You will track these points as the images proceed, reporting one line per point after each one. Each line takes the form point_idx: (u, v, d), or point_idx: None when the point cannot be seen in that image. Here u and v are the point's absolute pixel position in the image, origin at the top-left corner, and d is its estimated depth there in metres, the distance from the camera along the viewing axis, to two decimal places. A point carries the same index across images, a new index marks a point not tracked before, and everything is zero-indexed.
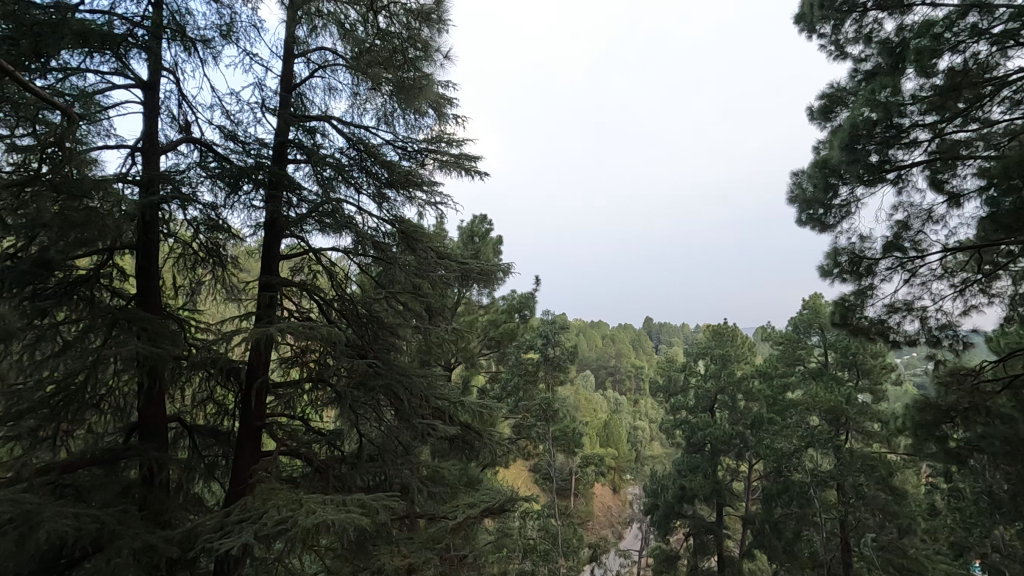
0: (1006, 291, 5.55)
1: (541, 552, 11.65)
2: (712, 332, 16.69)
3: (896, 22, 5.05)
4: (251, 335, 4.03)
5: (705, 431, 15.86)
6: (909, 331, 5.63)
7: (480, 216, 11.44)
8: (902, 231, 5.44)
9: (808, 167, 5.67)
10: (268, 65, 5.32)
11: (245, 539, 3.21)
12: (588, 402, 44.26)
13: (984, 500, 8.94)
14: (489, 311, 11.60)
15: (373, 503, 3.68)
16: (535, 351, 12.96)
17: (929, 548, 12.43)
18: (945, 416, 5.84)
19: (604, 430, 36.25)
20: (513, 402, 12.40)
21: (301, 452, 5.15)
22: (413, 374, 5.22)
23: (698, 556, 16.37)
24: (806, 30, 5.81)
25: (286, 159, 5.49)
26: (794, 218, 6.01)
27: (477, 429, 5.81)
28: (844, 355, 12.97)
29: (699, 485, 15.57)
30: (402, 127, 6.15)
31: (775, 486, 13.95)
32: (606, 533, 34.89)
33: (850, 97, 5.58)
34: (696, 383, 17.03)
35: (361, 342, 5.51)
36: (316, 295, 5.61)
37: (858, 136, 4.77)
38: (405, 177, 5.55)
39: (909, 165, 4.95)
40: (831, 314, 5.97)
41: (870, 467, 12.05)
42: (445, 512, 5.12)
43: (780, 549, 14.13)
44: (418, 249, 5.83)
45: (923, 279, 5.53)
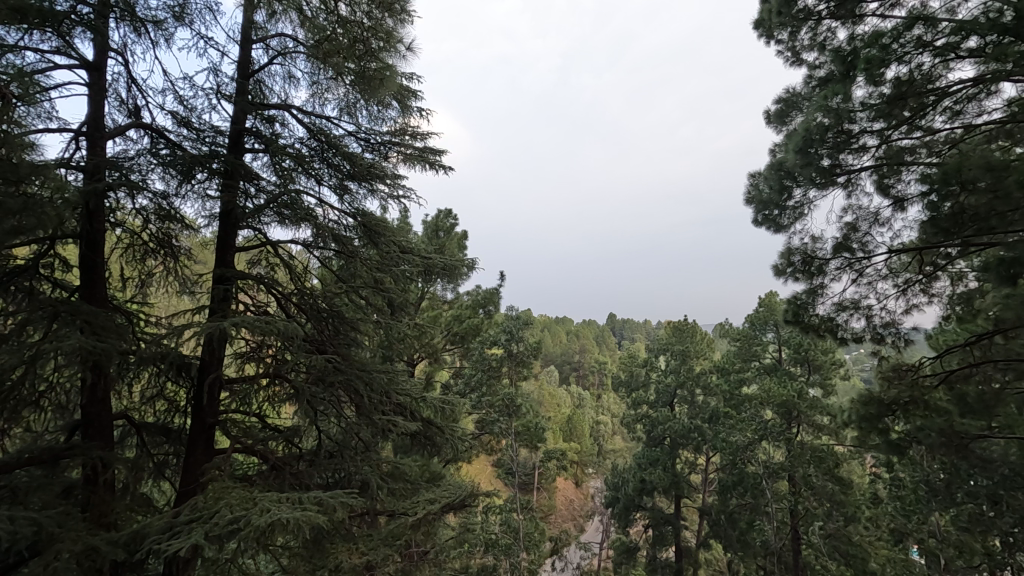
0: (945, 291, 5.89)
1: (503, 546, 11.74)
2: (673, 328, 17.04)
3: (847, 32, 5.28)
4: (203, 329, 3.90)
5: (665, 425, 16.15)
6: (856, 329, 5.89)
7: (445, 211, 11.38)
8: (851, 232, 5.67)
9: (765, 169, 5.84)
10: (224, 50, 5.14)
11: (194, 539, 3.11)
12: (552, 397, 44.62)
13: (922, 489, 9.41)
14: (453, 306, 11.57)
15: (330, 500, 3.61)
16: (499, 347, 12.86)
17: (872, 533, 13.02)
18: (888, 409, 6.04)
19: (568, 426, 36.64)
20: (476, 397, 12.21)
21: (257, 449, 4.98)
22: (373, 369, 5.14)
23: (657, 547, 16.67)
24: (765, 36, 5.99)
25: (243, 148, 5.33)
26: (750, 218, 6.16)
27: (439, 425, 5.78)
28: (797, 351, 13.46)
29: (658, 478, 15.89)
30: (365, 118, 6.06)
31: (731, 477, 14.45)
32: (568, 526, 35.35)
33: (804, 102, 5.80)
34: (657, 378, 17.34)
35: (320, 338, 5.42)
36: (274, 289, 5.46)
37: (812, 141, 4.95)
38: (367, 170, 5.47)
39: (858, 170, 5.16)
40: (785, 312, 6.21)
41: (818, 458, 12.54)
42: (405, 508, 5.03)
43: (735, 539, 14.87)
44: (381, 243, 5.76)
45: (870, 279, 5.77)
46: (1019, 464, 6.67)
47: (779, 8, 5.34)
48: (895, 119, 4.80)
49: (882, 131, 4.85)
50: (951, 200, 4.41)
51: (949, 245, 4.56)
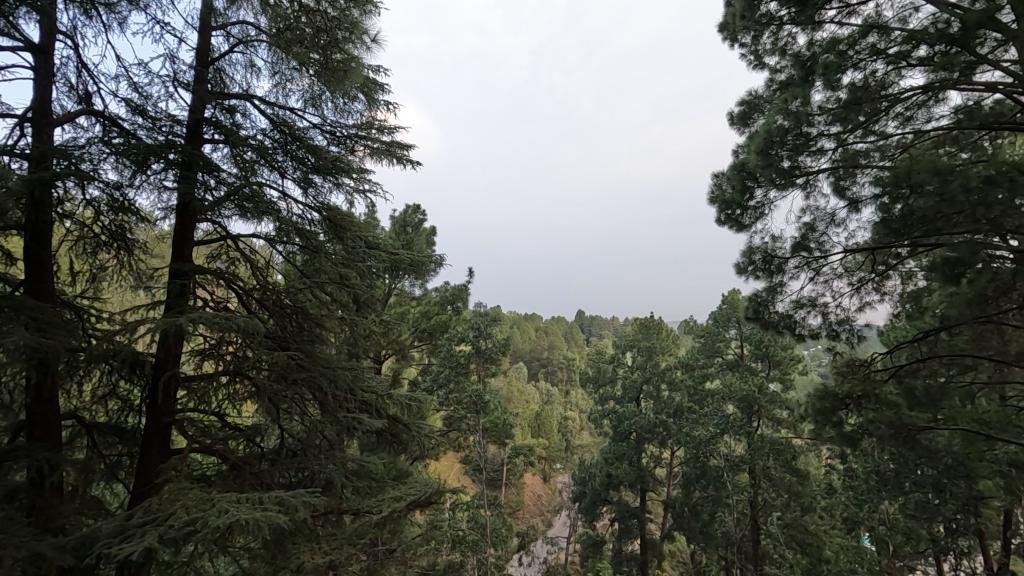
0: (896, 289, 6.14)
1: (470, 543, 11.69)
2: (640, 324, 17.26)
3: (807, 38, 5.46)
4: (157, 325, 3.75)
5: (631, 420, 16.34)
6: (812, 325, 6.10)
7: (413, 206, 11.26)
8: (809, 232, 5.85)
9: (727, 169, 5.97)
10: (181, 36, 4.95)
11: (147, 542, 3.00)
12: (521, 394, 44.76)
13: (874, 479, 9.83)
14: (421, 302, 11.47)
15: (292, 500, 3.55)
16: (467, 344, 12.72)
17: (827, 522, 13.53)
18: (842, 403, 6.28)
19: (536, 422, 36.86)
20: (444, 394, 12.10)
21: (215, 449, 4.83)
22: (337, 366, 5.02)
23: (623, 541, 16.92)
24: (729, 39, 6.13)
25: (201, 139, 5.15)
26: (713, 217, 6.26)
27: (405, 423, 5.72)
28: (758, 347, 13.90)
29: (623, 472, 16.11)
30: (330, 111, 5.96)
31: (694, 470, 14.94)
32: (536, 522, 35.61)
33: (765, 105, 5.97)
34: (624, 374, 17.57)
35: (283, 334, 5.31)
36: (234, 284, 5.30)
37: (772, 142, 5.10)
38: (332, 163, 5.37)
39: (816, 172, 5.31)
40: (746, 309, 6.38)
41: (777, 450, 12.96)
42: (370, 506, 4.94)
43: (698, 531, 15.28)
44: (346, 238, 5.66)
45: (826, 278, 5.98)
46: (961, 453, 7.04)
47: (742, 12, 5.43)
48: (850, 124, 4.98)
49: (839, 134, 5.03)
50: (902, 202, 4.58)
51: (900, 245, 4.73)
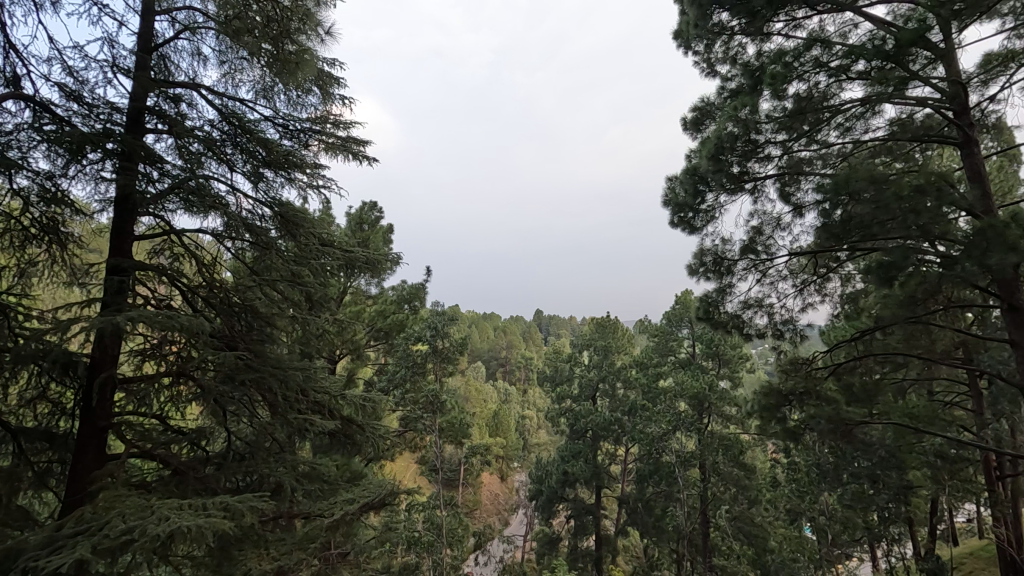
0: (836, 291, 6.45)
1: (425, 544, 11.58)
2: (596, 324, 17.56)
3: (756, 48, 5.69)
4: (92, 324, 3.55)
5: (587, 419, 16.54)
6: (759, 325, 6.36)
7: (370, 203, 11.07)
8: (757, 235, 6.08)
9: (681, 173, 6.12)
10: (122, 19, 4.70)
11: (80, 553, 2.85)
12: (479, 393, 44.67)
13: (814, 471, 10.32)
14: (378, 301, 11.29)
15: (238, 505, 3.45)
16: (424, 343, 12.60)
17: (771, 513, 14.14)
18: (785, 399, 6.56)
19: (493, 421, 36.95)
20: (400, 394, 11.91)
21: (156, 453, 4.61)
22: (288, 366, 4.87)
23: (579, 537, 17.11)
24: (683, 47, 6.31)
25: (143, 128, 4.89)
26: (667, 219, 6.40)
27: (359, 423, 5.62)
28: (709, 346, 14.46)
29: (579, 470, 16.28)
30: (283, 104, 5.79)
31: (647, 467, 15.31)
32: (493, 521, 35.65)
33: (717, 112, 6.17)
34: (580, 373, 17.79)
35: (231, 333, 5.12)
36: (178, 281, 5.08)
37: (723, 148, 5.27)
38: (284, 158, 5.22)
39: (764, 177, 5.51)
40: (698, 309, 6.57)
41: (726, 446, 13.46)
42: (322, 510, 4.83)
43: (650, 525, 15.58)
44: (298, 235, 5.51)
45: (772, 279, 6.22)
46: (892, 446, 7.49)
47: (696, 21, 5.55)
48: (795, 132, 5.20)
49: (785, 142, 5.23)
50: (840, 209, 4.81)
51: (840, 250, 4.96)
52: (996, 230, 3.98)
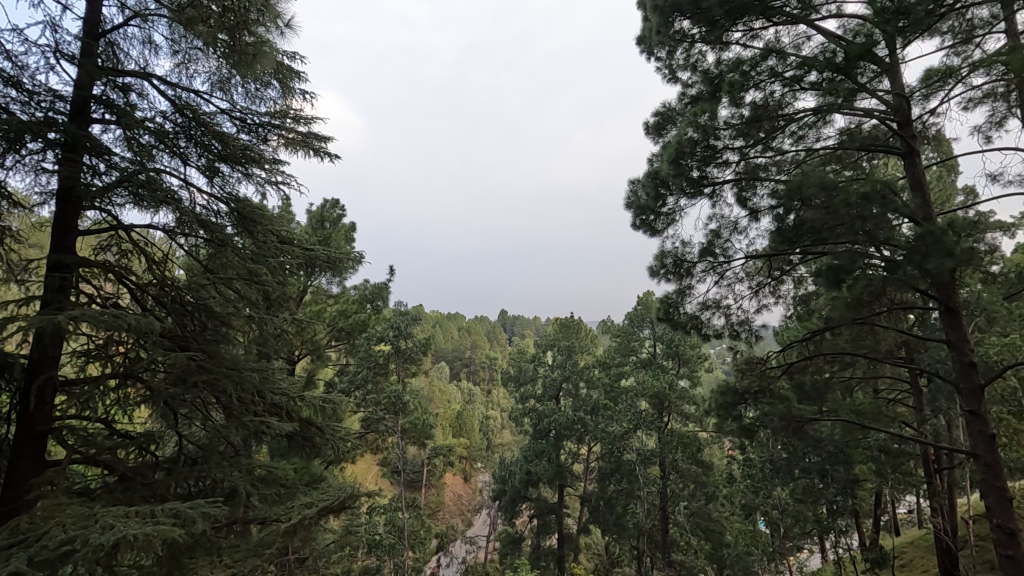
0: (789, 293, 6.67)
1: (386, 546, 11.42)
2: (560, 324, 17.71)
3: (715, 56, 5.86)
4: (29, 324, 3.36)
5: (551, 418, 16.64)
6: (716, 325, 6.53)
7: (332, 201, 10.85)
8: (715, 238, 6.25)
9: (642, 177, 6.22)
10: (66, 3, 4.47)
11: (15, 566, 2.69)
12: (443, 394, 44.36)
13: (768, 467, 10.68)
14: (339, 301, 11.06)
15: (189, 512, 3.33)
16: (387, 343, 12.43)
17: (727, 508, 14.55)
18: (741, 398, 6.77)
19: (458, 421, 36.80)
20: (361, 395, 11.70)
21: (101, 459, 4.39)
22: (244, 367, 4.72)
23: (542, 537, 17.18)
24: (646, 52, 6.43)
25: (89, 118, 4.66)
26: (629, 221, 6.50)
27: (318, 425, 5.50)
28: (669, 346, 14.80)
29: (543, 469, 16.37)
30: (241, 96, 5.62)
31: (609, 465, 15.53)
32: (456, 522, 35.45)
33: (678, 117, 6.31)
34: (544, 373, 17.89)
35: (183, 333, 4.93)
36: (126, 278, 4.85)
37: (683, 153, 5.39)
38: (242, 152, 5.07)
39: (722, 182, 5.66)
40: (659, 309, 6.71)
41: (685, 444, 13.78)
42: (278, 514, 4.72)
43: (611, 523, 15.78)
44: (256, 232, 5.35)
45: (729, 281, 6.40)
46: (840, 442, 7.81)
47: (659, 28, 5.62)
48: (752, 139, 5.37)
49: (743, 148, 5.39)
50: (793, 213, 4.99)
51: (793, 253, 5.15)
52: (935, 236, 4.20)
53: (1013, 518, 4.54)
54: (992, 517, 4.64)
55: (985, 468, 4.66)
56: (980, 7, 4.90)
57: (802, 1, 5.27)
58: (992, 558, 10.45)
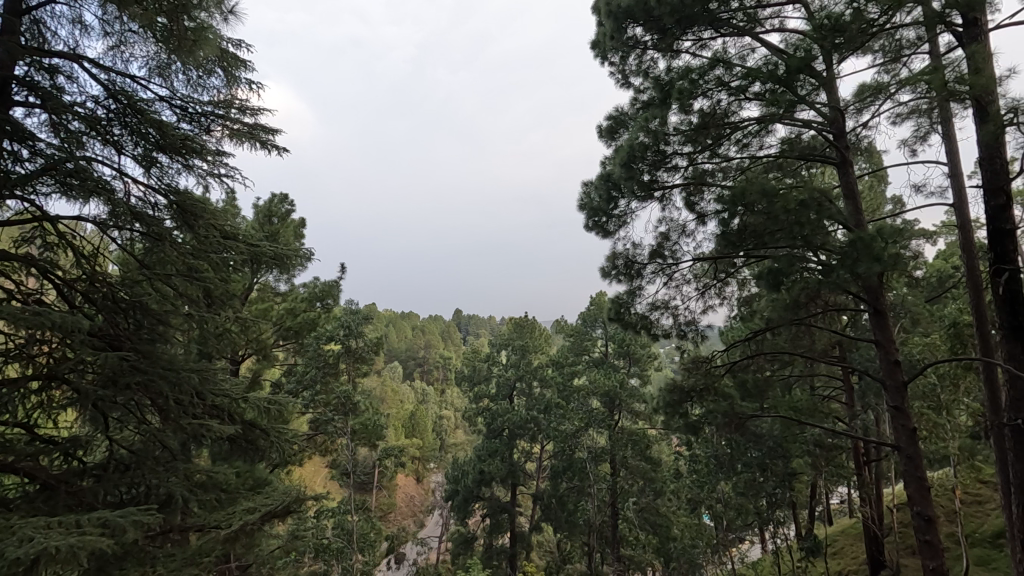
0: (734, 294, 6.93)
1: (334, 551, 11.14)
2: (514, 324, 17.76)
3: (666, 63, 6.03)
4: None
5: (504, 418, 16.65)
6: (665, 326, 6.72)
7: (280, 196, 10.49)
8: (664, 241, 6.43)
9: (595, 179, 6.33)
10: None
11: None
12: (395, 394, 43.67)
13: (713, 463, 11.04)
14: (286, 299, 10.70)
15: (119, 520, 3.18)
16: (337, 343, 12.12)
17: (674, 503, 14.99)
18: (687, 396, 6.98)
19: (410, 421, 36.37)
20: (310, 396, 11.36)
21: (21, 467, 4.09)
22: (182, 368, 4.50)
23: (494, 536, 17.19)
24: (600, 57, 6.53)
25: (10, 100, 4.35)
26: (582, 223, 6.59)
27: (262, 428, 5.33)
28: (621, 346, 15.09)
29: (496, 468, 16.38)
30: (181, 84, 5.38)
31: (561, 463, 15.71)
32: (407, 523, 34.98)
33: (629, 122, 6.46)
34: (498, 372, 17.90)
35: (116, 332, 4.66)
36: (52, 272, 4.55)
37: (634, 157, 5.52)
38: (181, 142, 4.85)
39: (671, 186, 5.83)
40: (610, 310, 6.84)
41: (634, 441, 14.12)
42: (218, 521, 4.58)
43: (563, 520, 15.95)
44: (197, 226, 5.12)
45: (677, 283, 6.60)
46: (779, 437, 8.17)
47: (612, 33, 5.71)
48: (699, 146, 5.56)
49: (690, 154, 5.58)
50: (736, 218, 5.19)
51: (736, 256, 5.35)
52: (865, 242, 4.47)
53: (931, 505, 4.88)
54: (912, 504, 4.98)
55: (907, 459, 4.98)
56: (907, 29, 5.24)
57: (747, 15, 5.50)
58: (912, 543, 11.21)
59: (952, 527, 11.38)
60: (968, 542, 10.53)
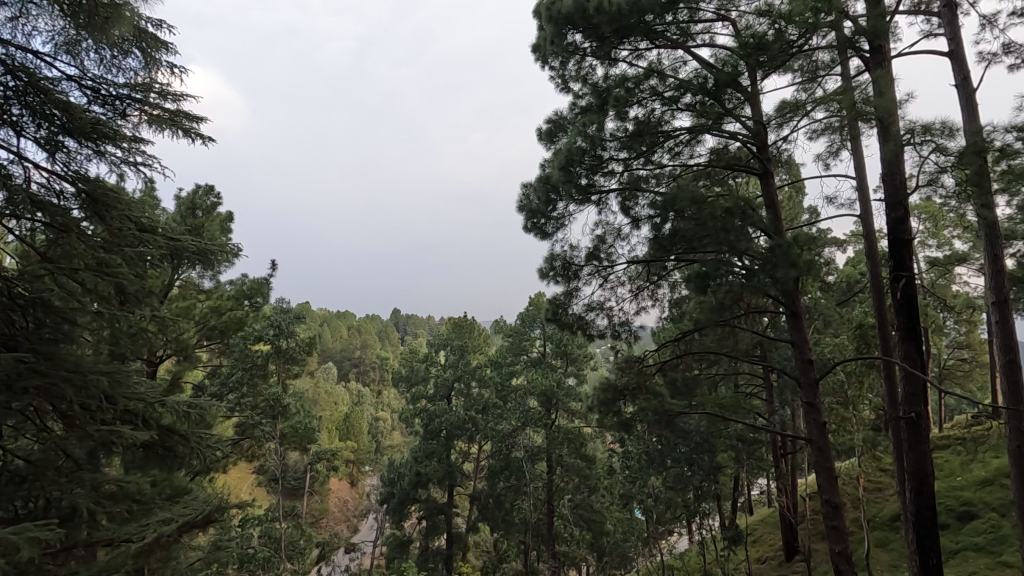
0: (665, 296, 7.20)
1: (260, 561, 10.63)
2: (453, 324, 17.67)
3: (604, 70, 6.18)
4: None
5: (441, 418, 16.47)
6: (600, 326, 6.89)
7: (205, 187, 9.92)
8: (601, 244, 6.59)
9: (534, 181, 6.40)
10: None
11: None
12: (329, 395, 42.30)
13: (645, 459, 11.40)
14: (211, 297, 10.13)
15: (11, 538, 2.89)
16: (266, 343, 11.58)
17: (608, 499, 15.39)
18: (620, 394, 7.17)
19: (345, 424, 35.40)
20: (235, 399, 10.79)
21: None
22: (89, 370, 4.15)
23: (430, 538, 16.99)
24: (541, 60, 6.60)
25: None
26: (521, 224, 6.65)
27: (181, 433, 5.01)
28: (558, 346, 15.36)
29: (433, 470, 16.20)
30: (93, 64, 5.00)
31: (499, 463, 15.76)
32: (340, 529, 33.97)
33: (568, 126, 6.58)
34: (436, 372, 17.71)
35: (12, 332, 4.26)
36: None
37: (573, 161, 5.64)
38: (92, 126, 4.51)
39: (607, 191, 5.98)
40: (547, 310, 6.94)
41: (569, 439, 14.41)
42: (129, 533, 4.28)
43: (500, 519, 16.01)
44: (110, 218, 4.76)
45: (612, 284, 6.78)
46: (705, 432, 8.57)
47: (552, 38, 5.77)
48: (635, 152, 5.74)
49: (626, 159, 5.76)
50: (668, 223, 5.41)
51: (668, 259, 5.56)
52: (784, 248, 4.79)
53: (838, 493, 5.28)
54: (822, 493, 5.37)
55: (818, 451, 5.36)
56: (821, 52, 5.67)
57: (680, 28, 5.74)
58: (822, 529, 12.08)
59: (856, 512, 12.36)
60: (869, 526, 11.45)
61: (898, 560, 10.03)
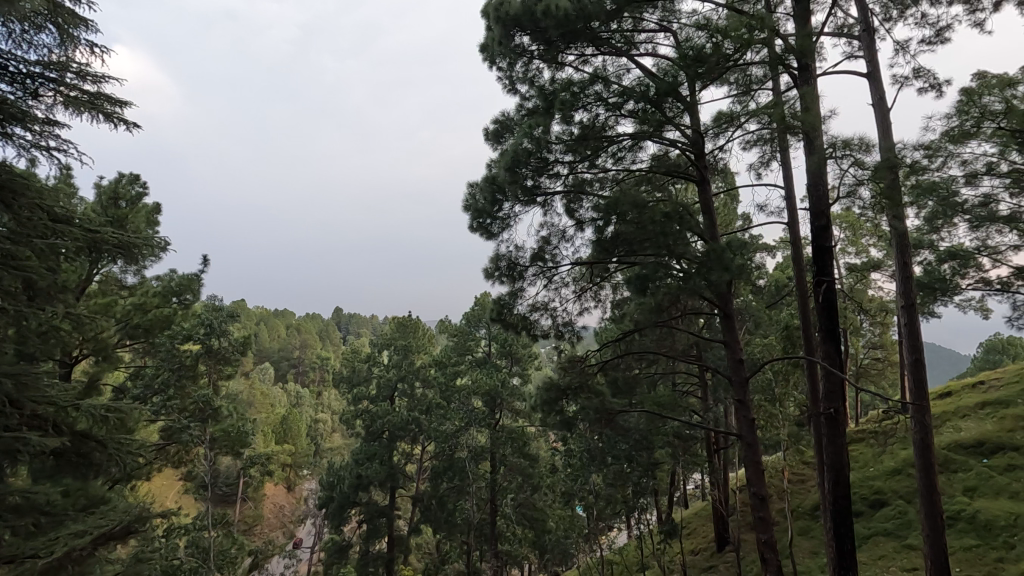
0: (607, 297, 7.37)
1: (186, 572, 10.06)
2: (397, 324, 17.41)
3: (551, 73, 6.27)
4: None
5: (384, 419, 16.17)
6: (543, 325, 6.97)
7: (130, 176, 9.31)
8: (545, 245, 6.68)
9: (480, 181, 6.40)
10: None
11: None
12: (265, 397, 40.64)
13: (586, 456, 11.63)
14: (135, 293, 9.52)
15: None
16: (196, 342, 11.00)
17: (550, 497, 15.57)
18: (564, 393, 7.13)
19: (282, 427, 34.13)
20: (161, 402, 10.18)
21: None
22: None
23: (370, 542, 16.61)
24: (488, 60, 6.61)
25: None
26: (466, 224, 6.63)
27: (97, 438, 4.69)
28: (503, 346, 15.44)
29: (374, 472, 15.85)
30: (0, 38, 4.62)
31: (442, 463, 15.63)
32: (275, 536, 32.68)
33: (514, 127, 6.62)
34: (379, 373, 17.37)
35: None
36: None
37: (519, 162, 5.68)
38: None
39: (552, 193, 6.06)
40: (492, 309, 6.94)
41: (512, 439, 14.52)
42: (37, 547, 3.97)
43: (442, 520, 15.82)
44: (18, 206, 4.39)
45: (555, 285, 6.88)
46: (643, 430, 8.84)
47: (500, 39, 5.79)
48: (579, 155, 5.85)
49: (571, 162, 5.85)
50: (611, 226, 5.55)
51: (610, 262, 5.70)
52: (718, 253, 5.02)
53: (764, 485, 5.58)
54: (749, 485, 5.67)
55: (747, 446, 5.63)
56: (754, 67, 5.97)
57: (624, 37, 5.90)
58: (751, 520, 12.72)
59: (781, 503, 13.10)
60: (793, 515, 12.16)
61: (818, 547, 10.71)
